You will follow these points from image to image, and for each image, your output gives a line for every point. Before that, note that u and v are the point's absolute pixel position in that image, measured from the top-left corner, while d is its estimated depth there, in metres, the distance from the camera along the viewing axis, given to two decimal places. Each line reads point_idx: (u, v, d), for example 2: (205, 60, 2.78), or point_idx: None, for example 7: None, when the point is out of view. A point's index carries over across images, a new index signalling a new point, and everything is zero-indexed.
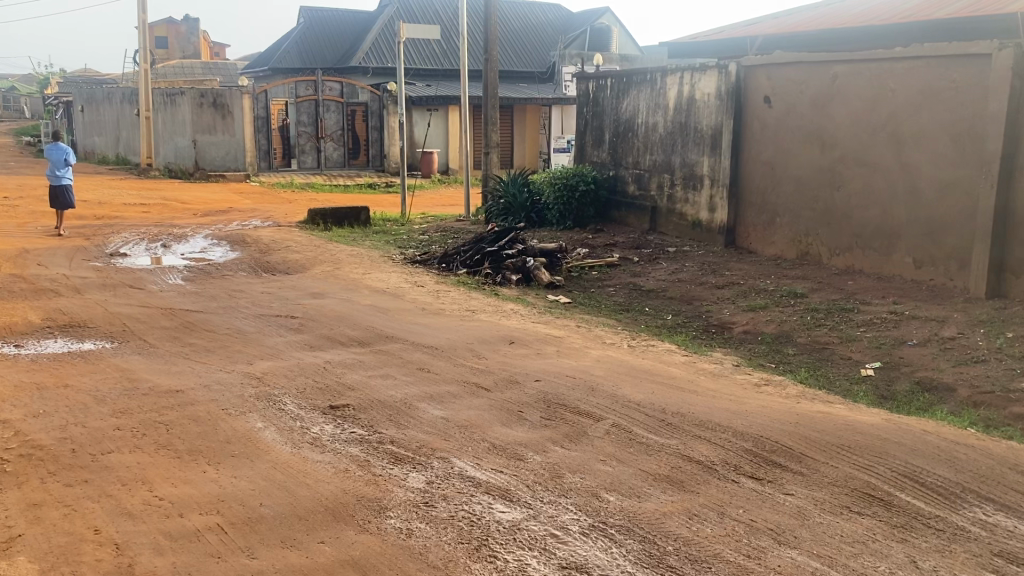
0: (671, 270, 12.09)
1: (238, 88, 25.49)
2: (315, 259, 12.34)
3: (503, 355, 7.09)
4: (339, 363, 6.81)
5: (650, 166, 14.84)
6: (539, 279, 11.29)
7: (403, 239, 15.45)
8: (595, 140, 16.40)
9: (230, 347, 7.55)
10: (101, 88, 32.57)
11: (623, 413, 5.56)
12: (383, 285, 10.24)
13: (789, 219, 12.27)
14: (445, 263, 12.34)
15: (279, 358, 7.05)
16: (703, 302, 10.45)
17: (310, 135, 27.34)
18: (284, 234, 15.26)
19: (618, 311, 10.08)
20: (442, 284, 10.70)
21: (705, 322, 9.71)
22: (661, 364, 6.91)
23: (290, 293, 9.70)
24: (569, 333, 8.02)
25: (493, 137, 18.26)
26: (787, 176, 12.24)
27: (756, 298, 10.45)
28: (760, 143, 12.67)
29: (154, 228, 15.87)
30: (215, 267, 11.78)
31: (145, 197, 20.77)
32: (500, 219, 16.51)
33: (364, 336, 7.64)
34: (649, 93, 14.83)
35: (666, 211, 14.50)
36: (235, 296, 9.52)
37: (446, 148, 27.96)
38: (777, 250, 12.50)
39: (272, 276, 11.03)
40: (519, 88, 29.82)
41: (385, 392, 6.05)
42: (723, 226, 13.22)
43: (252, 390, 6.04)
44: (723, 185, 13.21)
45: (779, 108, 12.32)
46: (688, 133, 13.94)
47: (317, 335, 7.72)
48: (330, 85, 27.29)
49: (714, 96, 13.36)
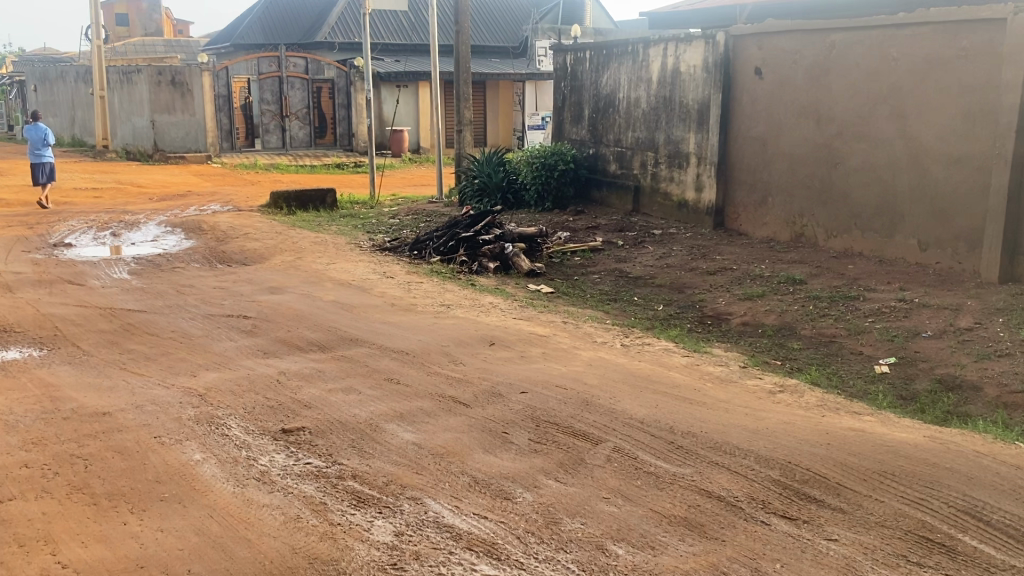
0: (658, 255, 11.33)
1: (197, 66, 24.37)
2: (276, 247, 11.43)
3: (482, 361, 6.29)
4: (295, 374, 5.97)
5: (632, 143, 14.03)
6: (518, 267, 10.49)
7: (371, 224, 14.55)
8: (573, 116, 15.55)
9: (172, 354, 6.67)
10: (54, 67, 31.13)
11: (624, 433, 4.77)
12: (348, 277, 9.38)
13: (782, 198, 11.53)
14: (416, 250, 11.47)
15: (227, 368, 6.19)
16: (695, 291, 9.69)
17: (274, 114, 26.05)
18: (244, 220, 14.28)
19: (604, 302, 9.32)
20: (414, 274, 9.85)
21: (699, 313, 8.96)
22: (660, 368, 6.14)
23: (246, 288, 8.81)
24: (556, 331, 7.23)
25: (466, 113, 17.33)
26: (780, 152, 11.49)
27: (752, 284, 9.72)
28: (751, 118, 11.90)
29: (104, 215, 14.79)
30: (166, 258, 10.83)
31: (99, 180, 19.63)
32: (474, 201, 15.65)
33: (325, 340, 6.80)
34: (631, 66, 13.99)
35: (649, 190, 13.72)
36: (184, 292, 8.61)
37: (416, 126, 26.95)
38: (769, 232, 11.77)
39: (227, 268, 10.11)
40: (491, 63, 28.79)
41: (347, 412, 5.24)
42: (711, 206, 12.46)
43: (191, 411, 5.19)
44: (710, 163, 12.44)
45: (771, 80, 11.55)
46: (673, 108, 13.14)
47: (273, 339, 6.86)
48: (294, 61, 26.01)
49: (700, 68, 12.55)
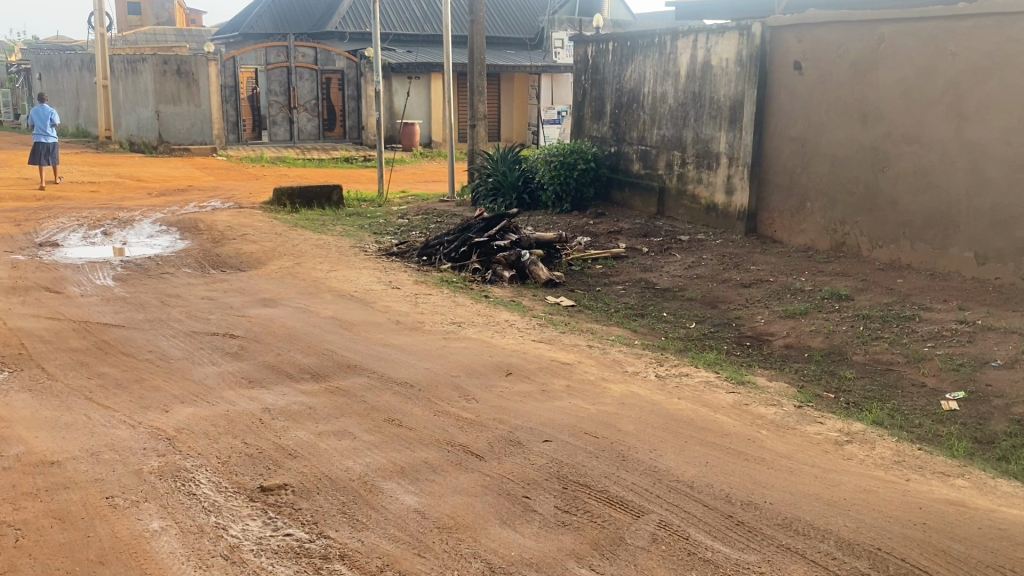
0: (686, 264, 10.48)
1: (204, 56, 23.60)
2: (274, 251, 10.62)
3: (497, 396, 5.45)
4: (281, 412, 5.15)
5: (658, 142, 13.16)
6: (536, 276, 9.68)
7: (379, 223, 13.78)
8: (594, 112, 14.68)
9: (145, 382, 5.86)
10: (60, 55, 30.48)
11: (671, 502, 3.95)
12: (350, 287, 8.56)
13: (821, 203, 10.66)
14: (426, 256, 10.66)
15: (205, 401, 5.38)
16: (729, 306, 8.85)
17: (282, 105, 25.49)
18: (244, 219, 13.48)
19: (630, 318, 8.50)
20: (421, 284, 9.04)
21: (737, 332, 8.12)
22: (704, 409, 5.30)
23: (236, 300, 8.00)
24: (580, 356, 6.39)
25: (480, 108, 16.50)
26: (821, 154, 10.60)
27: (792, 300, 8.87)
28: (788, 116, 11.02)
29: (97, 211, 14.04)
30: (155, 262, 10.05)
31: (97, 173, 18.87)
32: (487, 200, 14.85)
33: (319, 367, 5.98)
34: (657, 59, 13.11)
35: (675, 192, 12.87)
36: (168, 305, 7.80)
37: (428, 120, 26.12)
38: (806, 239, 10.91)
39: (220, 275, 9.32)
40: (507, 55, 27.91)
41: (338, 465, 4.42)
42: (743, 211, 11.60)
43: (154, 461, 4.38)
44: (743, 164, 11.57)
45: (811, 75, 10.67)
46: (702, 105, 12.26)
47: (260, 365, 6.05)
48: (303, 51, 25.33)
49: (733, 62, 11.67)
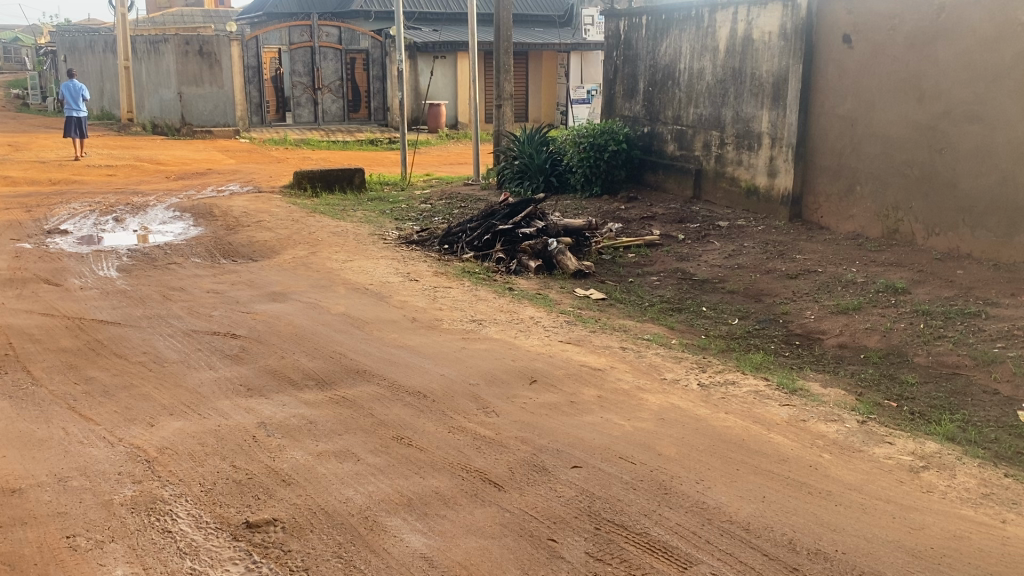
0: (726, 253, 9.81)
1: (225, 35, 23.09)
2: (289, 239, 10.09)
3: (521, 409, 4.85)
4: (278, 428, 4.59)
5: (695, 121, 12.43)
6: (564, 267, 9.08)
7: (401, 209, 13.23)
8: (626, 90, 13.94)
9: (134, 388, 5.34)
10: (83, 36, 30.25)
11: (725, 551, 3.33)
12: (365, 280, 7.99)
13: (872, 186, 9.90)
14: (447, 244, 10.08)
15: (196, 414, 4.85)
16: (774, 301, 8.18)
17: (305, 86, 24.72)
18: (260, 204, 12.98)
19: (666, 314, 7.87)
20: (441, 276, 8.46)
21: (785, 330, 7.45)
22: (754, 427, 4.66)
23: (243, 293, 7.47)
24: (613, 360, 5.76)
25: (506, 87, 15.82)
26: (873, 134, 9.83)
27: (844, 294, 8.17)
28: (836, 93, 10.24)
29: (111, 196, 13.62)
30: (163, 250, 9.58)
31: (115, 156, 18.49)
32: (513, 184, 14.22)
33: (324, 373, 5.41)
34: (694, 33, 12.36)
35: (713, 175, 12.16)
36: (170, 299, 7.29)
37: (454, 100, 25.44)
38: (856, 225, 10.16)
39: (229, 265, 8.81)
40: (535, 33, 27.07)
41: (337, 495, 3.85)
42: (787, 195, 10.87)
43: (128, 490, 3.85)
44: (787, 145, 10.83)
45: (862, 48, 9.88)
46: (743, 82, 11.51)
47: (261, 370, 5.50)
48: (326, 30, 24.58)
49: (776, 35, 10.90)
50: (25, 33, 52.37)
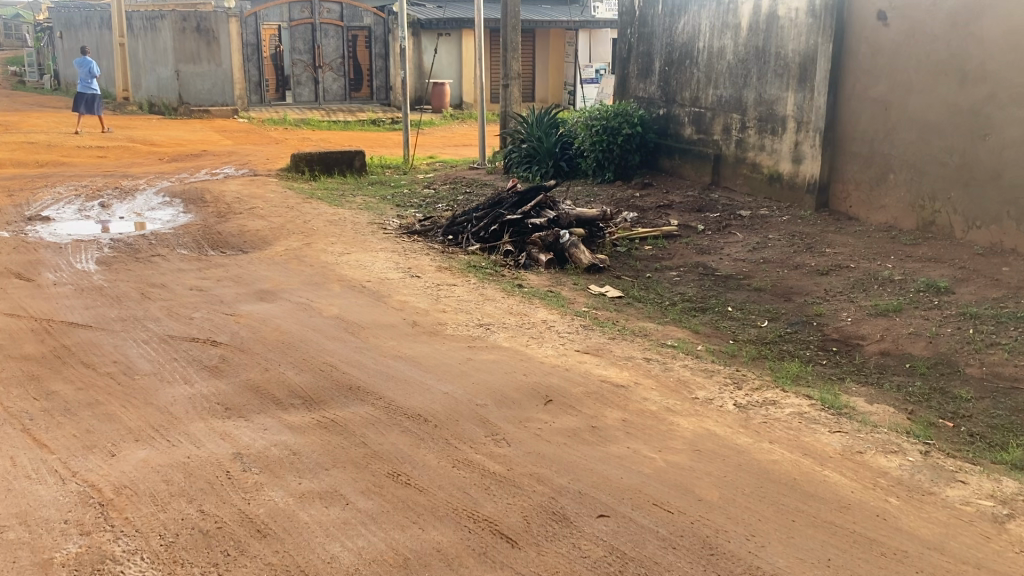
0: (749, 245, 9.17)
1: (224, 11, 22.24)
2: (282, 228, 9.46)
3: (535, 437, 4.23)
4: (256, 460, 3.98)
5: (714, 103, 11.74)
6: (577, 261, 8.50)
7: (403, 194, 12.61)
8: (640, 70, 13.23)
9: (98, 406, 4.74)
10: (79, 11, 29.54)
11: None
12: (362, 276, 7.38)
13: (906, 175, 9.21)
14: (452, 235, 9.45)
15: (165, 440, 4.24)
16: (806, 301, 7.56)
17: (306, 64, 23.99)
18: (255, 188, 12.35)
19: (689, 316, 7.26)
20: (445, 271, 7.84)
21: (820, 335, 6.82)
22: (806, 462, 4.05)
23: (229, 291, 6.85)
24: (637, 375, 5.15)
25: (513, 66, 15.11)
26: (909, 119, 9.13)
27: (881, 294, 7.53)
28: (868, 74, 9.53)
29: (99, 180, 12.99)
30: (148, 241, 8.96)
31: (108, 137, 17.82)
32: (521, 168, 13.58)
33: (313, 390, 4.81)
34: (714, 10, 11.63)
35: (732, 160, 11.49)
36: (149, 297, 6.67)
37: (459, 79, 24.69)
38: (888, 216, 9.49)
39: (216, 257, 8.19)
40: (543, 10, 26.23)
41: (321, 553, 3.26)
42: (814, 183, 10.20)
43: (73, 546, 3.27)
44: (814, 129, 10.14)
45: (897, 25, 9.16)
46: (767, 62, 10.81)
47: (242, 386, 4.89)
48: (328, 6, 23.79)
49: (804, 12, 10.18)
50: (24, 8, 51.40)
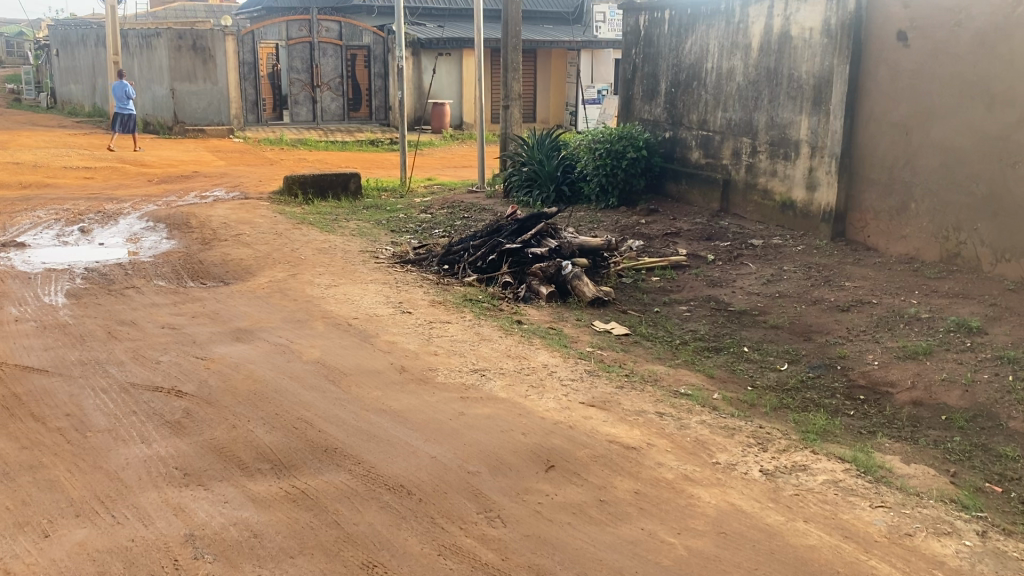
0: (763, 278, 8.64)
1: (221, 29, 21.93)
2: (267, 257, 8.93)
3: (535, 514, 3.68)
4: (211, 545, 3.44)
5: (723, 126, 11.26)
6: (580, 294, 7.96)
7: (398, 219, 12.11)
8: (645, 91, 12.76)
9: (40, 469, 4.18)
10: (76, 29, 29.21)
11: None
12: (348, 312, 6.83)
13: (929, 204, 8.69)
14: (447, 264, 8.91)
15: (108, 518, 3.68)
16: (828, 341, 7.01)
17: (304, 83, 23.51)
18: (244, 213, 11.83)
19: (701, 357, 6.72)
20: (439, 306, 7.31)
21: (845, 381, 6.27)
22: (847, 549, 3.51)
23: (203, 331, 6.31)
24: (649, 433, 4.60)
25: (514, 86, 14.64)
26: (930, 145, 8.62)
27: (908, 334, 6.99)
28: (887, 97, 9.03)
29: (83, 203, 12.47)
30: (125, 270, 8.42)
31: (97, 157, 17.35)
32: (521, 192, 13.09)
33: (283, 453, 4.26)
34: (723, 29, 11.17)
35: (743, 186, 10.99)
36: (115, 337, 6.13)
37: (459, 99, 24.28)
38: (909, 247, 8.96)
39: (195, 290, 7.65)
40: (544, 30, 25.86)
41: None
42: (829, 211, 9.69)
43: None
44: (830, 155, 9.64)
45: (918, 46, 8.67)
46: (779, 84, 10.33)
47: (205, 448, 4.34)
48: (326, 25, 23.36)
49: (819, 32, 9.71)
50: (26, 26, 51.20)
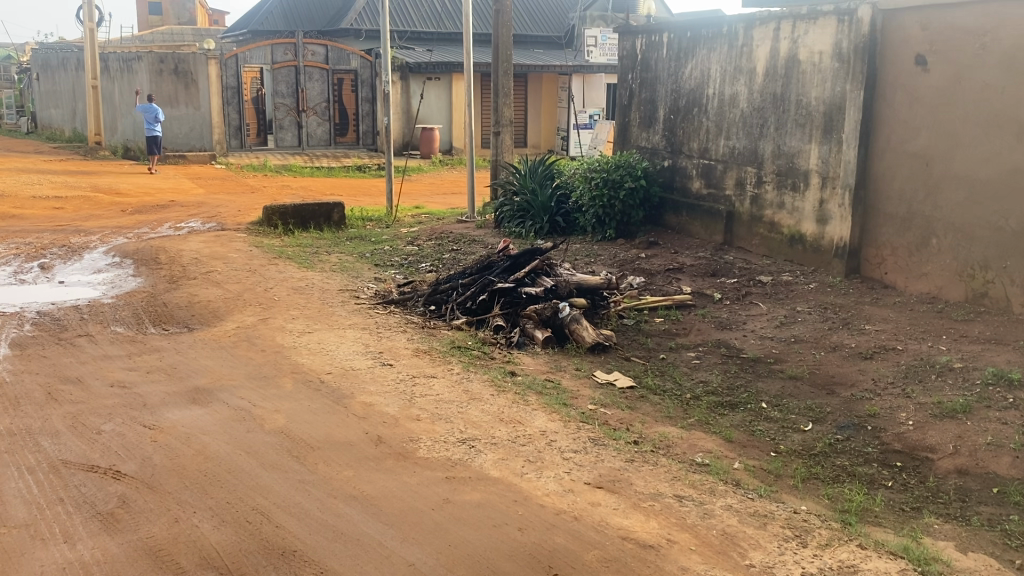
0: (776, 320, 7.98)
1: (203, 53, 21.41)
2: (238, 298, 8.21)
3: None
4: None
5: (726, 155, 10.65)
6: (579, 339, 7.28)
7: (383, 251, 11.42)
8: (642, 118, 12.17)
9: None
10: (56, 53, 28.55)
11: None
12: (321, 366, 6.11)
13: (952, 240, 8.06)
14: (434, 304, 8.21)
15: None
16: (854, 396, 6.34)
17: (289, 108, 22.83)
18: (218, 246, 11.11)
19: (716, 416, 6.03)
20: (424, 356, 6.61)
21: (880, 446, 5.58)
22: None
23: (156, 391, 5.58)
24: (668, 526, 3.92)
25: (505, 112, 14.04)
26: (952, 176, 8.01)
27: (942, 387, 6.31)
28: (905, 125, 8.44)
29: (47, 236, 11.72)
30: (80, 314, 7.69)
31: (70, 185, 16.62)
32: (513, 223, 12.43)
33: (234, 558, 3.56)
34: (725, 53, 10.61)
35: (748, 218, 10.37)
36: (54, 399, 5.38)
37: (449, 124, 23.70)
38: (930, 285, 8.32)
39: (155, 338, 6.91)
40: (535, 54, 25.37)
41: None
42: (843, 246, 9.07)
43: None
44: (842, 186, 9.04)
45: (938, 71, 8.09)
46: (786, 110, 9.74)
47: (140, 549, 3.63)
48: (312, 49, 22.75)
49: (829, 56, 9.14)
50: (13, 50, 50.50)
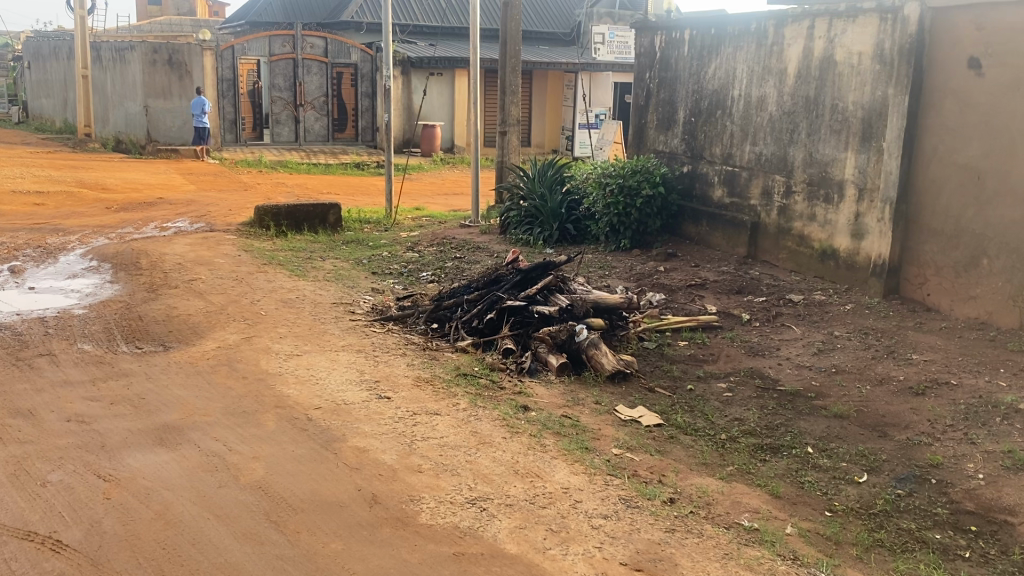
0: (813, 347, 7.24)
1: (197, 43, 20.56)
2: (221, 312, 7.47)
3: None
4: None
5: (751, 161, 9.93)
6: (598, 367, 6.55)
7: (381, 257, 10.68)
8: (660, 120, 11.44)
9: None
10: (48, 41, 27.77)
11: None
12: (309, 399, 5.36)
13: (1006, 260, 7.33)
14: (437, 322, 7.48)
15: None
16: (911, 440, 5.60)
17: (287, 102, 22.08)
18: (205, 250, 10.37)
19: (758, 464, 5.29)
20: (427, 386, 5.88)
21: (949, 506, 4.85)
22: None
23: (118, 428, 4.84)
24: None
25: (512, 111, 13.28)
26: (1006, 190, 7.29)
27: (1010, 432, 5.59)
28: (954, 134, 7.72)
29: (23, 235, 10.96)
30: (46, 328, 6.95)
31: (55, 179, 15.85)
32: (520, 229, 11.69)
33: None
34: (753, 51, 9.88)
35: (775, 229, 9.64)
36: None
37: (451, 121, 22.99)
38: (979, 310, 7.59)
39: (125, 359, 6.16)
40: (540, 51, 24.63)
41: None
42: (881, 264, 8.34)
43: None
44: (881, 199, 8.32)
45: (993, 75, 7.37)
46: (820, 115, 9.01)
47: None
48: (311, 41, 21.94)
49: (869, 57, 8.41)
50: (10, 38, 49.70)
